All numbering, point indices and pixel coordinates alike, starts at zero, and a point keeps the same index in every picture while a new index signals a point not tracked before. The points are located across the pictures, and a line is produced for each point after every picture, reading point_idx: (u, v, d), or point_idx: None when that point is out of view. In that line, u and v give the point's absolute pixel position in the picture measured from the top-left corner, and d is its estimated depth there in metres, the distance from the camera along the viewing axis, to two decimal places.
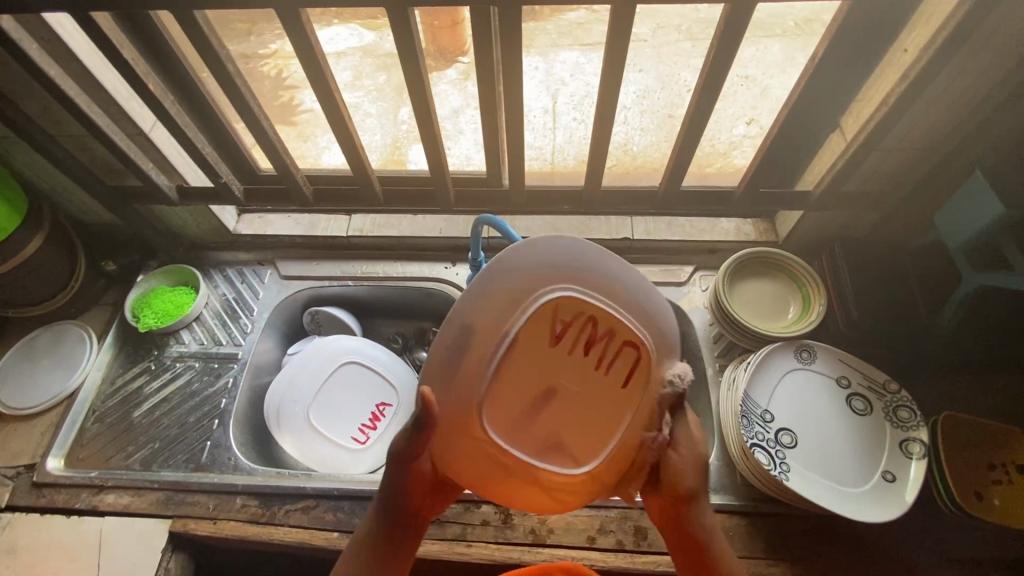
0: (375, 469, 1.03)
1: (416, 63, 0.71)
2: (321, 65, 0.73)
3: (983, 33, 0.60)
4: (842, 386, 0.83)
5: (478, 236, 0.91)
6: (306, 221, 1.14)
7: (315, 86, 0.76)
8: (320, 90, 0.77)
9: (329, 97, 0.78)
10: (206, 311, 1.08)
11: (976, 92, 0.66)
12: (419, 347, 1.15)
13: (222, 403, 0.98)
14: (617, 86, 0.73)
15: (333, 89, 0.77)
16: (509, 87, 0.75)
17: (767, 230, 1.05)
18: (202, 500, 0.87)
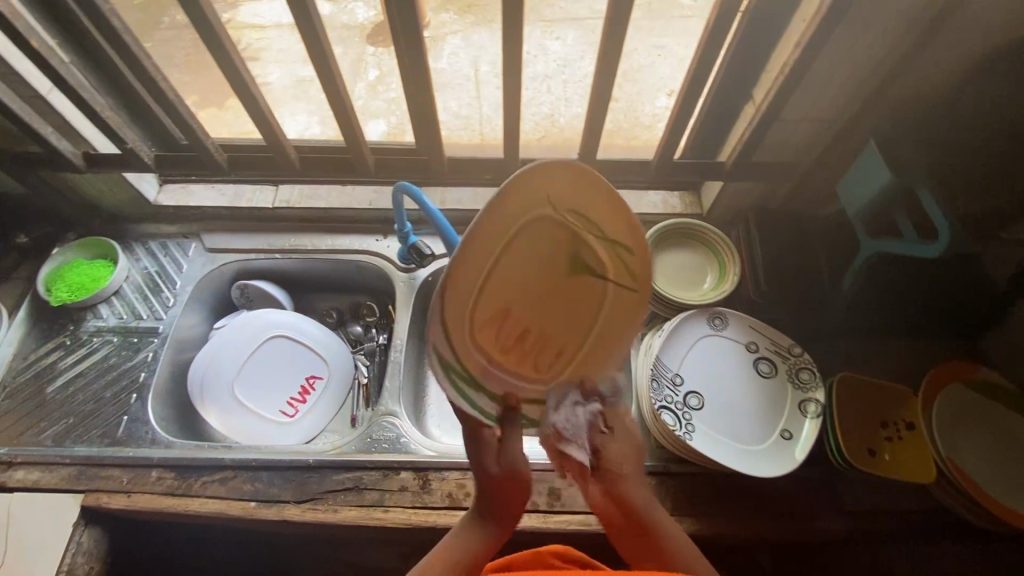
0: (305, 441, 1.03)
1: (315, 30, 0.69)
2: (215, 30, 0.70)
3: None
4: (752, 351, 0.86)
5: (399, 205, 0.90)
6: (231, 193, 1.11)
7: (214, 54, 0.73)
8: (220, 58, 0.73)
9: (231, 67, 0.75)
10: (127, 284, 1.05)
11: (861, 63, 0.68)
12: (353, 321, 1.16)
13: (141, 377, 0.96)
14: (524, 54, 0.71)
15: (238, 61, 0.75)
16: (410, 49, 0.73)
17: (692, 202, 1.07)
18: (117, 474, 0.85)
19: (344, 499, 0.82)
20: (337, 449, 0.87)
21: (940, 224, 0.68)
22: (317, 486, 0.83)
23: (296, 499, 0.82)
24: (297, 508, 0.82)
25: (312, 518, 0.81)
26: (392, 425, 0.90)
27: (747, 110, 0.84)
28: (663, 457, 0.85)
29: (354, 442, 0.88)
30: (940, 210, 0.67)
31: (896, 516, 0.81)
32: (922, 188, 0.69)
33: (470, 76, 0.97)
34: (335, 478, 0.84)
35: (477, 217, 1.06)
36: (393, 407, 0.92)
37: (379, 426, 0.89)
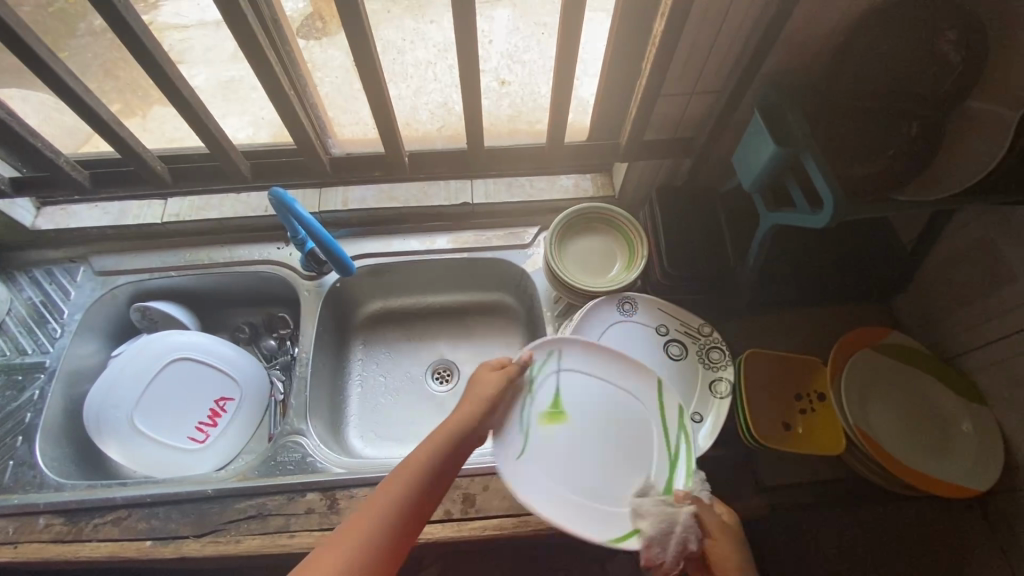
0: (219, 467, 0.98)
1: (130, 27, 0.65)
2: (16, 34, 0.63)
3: None
4: (662, 335, 0.85)
5: (284, 216, 0.86)
6: (117, 210, 1.03)
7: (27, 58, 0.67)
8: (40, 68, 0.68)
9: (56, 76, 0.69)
10: (9, 318, 0.98)
11: None
12: (267, 335, 1.10)
13: (27, 418, 0.89)
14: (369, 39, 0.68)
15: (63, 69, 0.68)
16: (248, 40, 0.67)
17: (604, 184, 1.04)
18: (1, 525, 0.80)
19: (246, 528, 0.78)
20: (240, 476, 0.83)
21: (823, 190, 0.65)
22: (218, 517, 0.79)
23: (195, 533, 0.78)
24: (197, 543, 0.77)
25: (213, 552, 0.76)
26: (298, 445, 0.86)
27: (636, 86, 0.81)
28: None
29: (258, 467, 0.84)
30: (824, 174, 0.65)
31: (814, 490, 0.80)
32: (806, 154, 0.67)
33: (348, 67, 0.87)
34: (237, 507, 0.79)
35: (383, 213, 1.04)
36: (299, 426, 0.88)
37: (285, 447, 0.85)
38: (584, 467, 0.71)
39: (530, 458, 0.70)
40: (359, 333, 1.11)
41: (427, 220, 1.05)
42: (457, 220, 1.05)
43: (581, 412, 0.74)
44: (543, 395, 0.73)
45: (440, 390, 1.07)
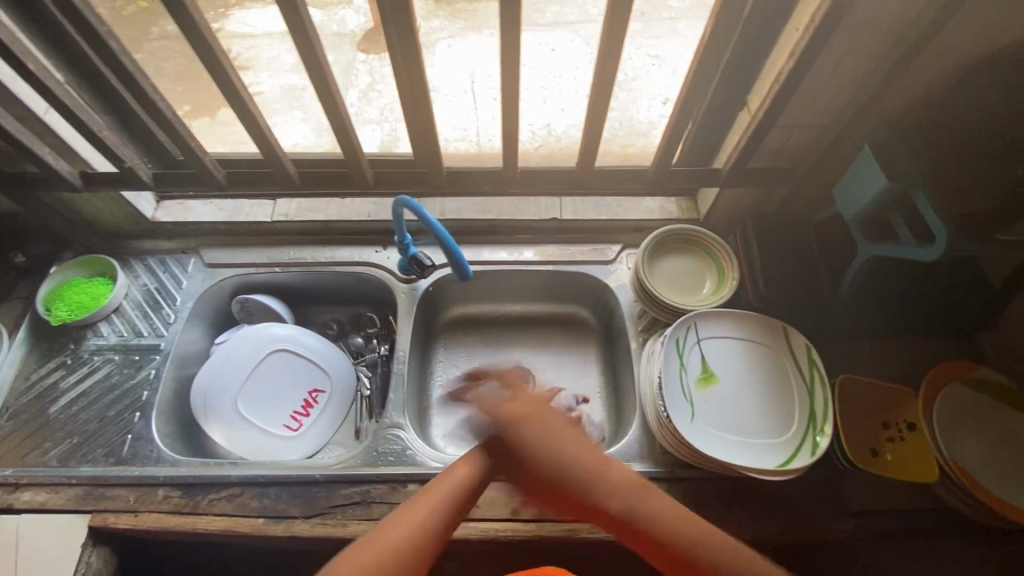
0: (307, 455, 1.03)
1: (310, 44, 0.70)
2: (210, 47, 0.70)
3: (854, 18, 0.63)
4: (753, 353, 0.88)
5: (398, 217, 0.92)
6: (230, 208, 1.10)
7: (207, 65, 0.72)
8: (216, 73, 0.73)
9: (229, 84, 0.75)
10: (126, 302, 1.04)
11: None
12: (354, 333, 1.16)
13: (145, 395, 0.95)
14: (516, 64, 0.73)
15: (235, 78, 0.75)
16: (401, 57, 0.74)
17: (689, 208, 1.08)
18: (123, 493, 0.85)
19: (351, 514, 0.83)
20: (343, 463, 0.88)
21: (939, 232, 0.68)
22: (324, 501, 0.84)
23: (304, 514, 0.83)
24: (306, 524, 0.82)
25: (321, 533, 0.81)
26: (397, 437, 0.90)
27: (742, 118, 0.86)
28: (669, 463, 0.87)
29: (360, 456, 0.89)
30: (939, 218, 0.67)
31: (900, 516, 0.82)
32: (921, 194, 0.70)
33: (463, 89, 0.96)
34: (342, 492, 0.84)
35: (476, 224, 1.09)
36: (398, 420, 0.93)
37: (385, 439, 0.90)
38: (738, 414, 0.84)
39: (698, 416, 0.82)
40: (441, 336, 1.16)
41: (516, 233, 1.10)
42: (544, 234, 1.10)
43: (727, 370, 0.87)
44: (693, 365, 0.86)
45: None
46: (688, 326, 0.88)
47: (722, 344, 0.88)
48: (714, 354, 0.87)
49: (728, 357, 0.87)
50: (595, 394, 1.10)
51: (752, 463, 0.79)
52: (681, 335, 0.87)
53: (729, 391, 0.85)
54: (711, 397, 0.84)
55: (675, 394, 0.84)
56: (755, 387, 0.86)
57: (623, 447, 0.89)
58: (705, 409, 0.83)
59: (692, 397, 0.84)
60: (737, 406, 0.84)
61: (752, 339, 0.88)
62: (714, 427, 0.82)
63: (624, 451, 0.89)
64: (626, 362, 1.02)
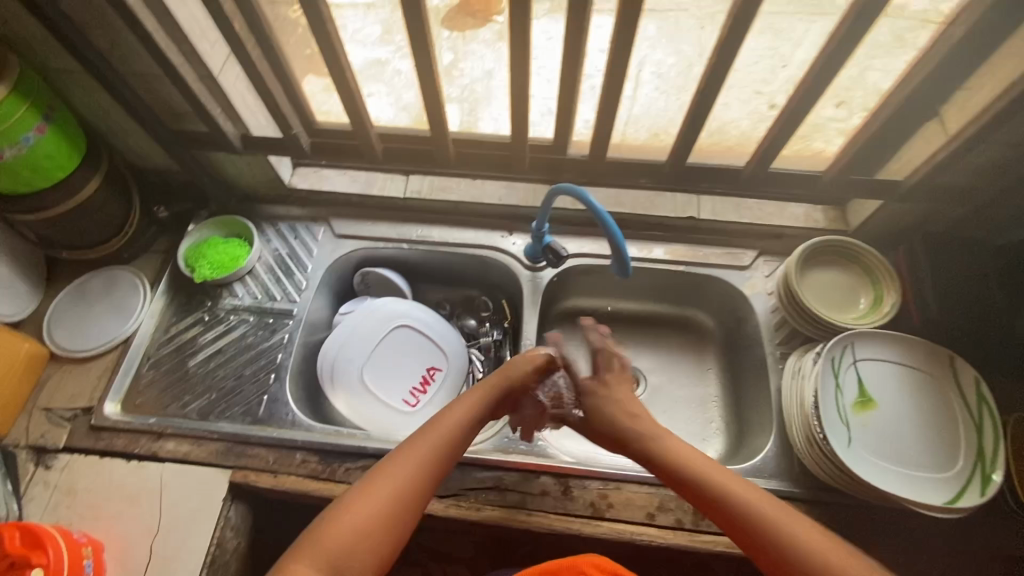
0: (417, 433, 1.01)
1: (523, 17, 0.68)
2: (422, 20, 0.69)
3: None
4: (914, 378, 0.83)
5: (548, 204, 0.91)
6: (363, 179, 1.11)
7: (411, 34, 0.72)
8: (416, 40, 0.72)
9: (425, 54, 0.74)
10: (259, 265, 1.06)
11: None
12: (467, 315, 1.15)
13: (279, 358, 0.97)
14: None
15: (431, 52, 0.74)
16: None
17: (837, 218, 1.02)
18: (262, 453, 0.87)
19: (485, 498, 0.82)
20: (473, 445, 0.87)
21: None
22: (458, 482, 0.83)
23: (438, 493, 0.83)
24: (440, 503, 0.82)
25: (456, 514, 0.81)
26: None
27: (932, 130, 0.80)
28: (811, 484, 0.83)
29: (490, 441, 0.87)
30: None
31: None
32: None
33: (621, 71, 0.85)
34: (476, 476, 0.84)
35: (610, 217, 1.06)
36: None
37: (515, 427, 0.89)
38: (894, 442, 0.80)
39: (854, 442, 0.79)
40: (554, 326, 1.15)
41: (647, 229, 1.06)
42: (677, 233, 1.06)
43: (885, 394, 0.82)
44: (850, 388, 0.82)
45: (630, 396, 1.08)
46: (845, 344, 0.84)
47: (880, 366, 0.83)
48: (871, 377, 0.83)
49: (885, 381, 0.83)
50: (711, 405, 1.06)
51: (911, 495, 0.76)
52: (838, 354, 0.83)
53: (886, 417, 0.81)
54: (866, 423, 0.81)
55: (830, 415, 0.80)
56: (912, 415, 0.81)
57: (761, 462, 0.86)
58: (858, 434, 0.80)
59: (847, 420, 0.81)
60: (892, 434, 0.80)
61: (913, 364, 0.83)
62: (869, 454, 0.79)
63: (762, 466, 0.86)
64: (757, 374, 0.98)
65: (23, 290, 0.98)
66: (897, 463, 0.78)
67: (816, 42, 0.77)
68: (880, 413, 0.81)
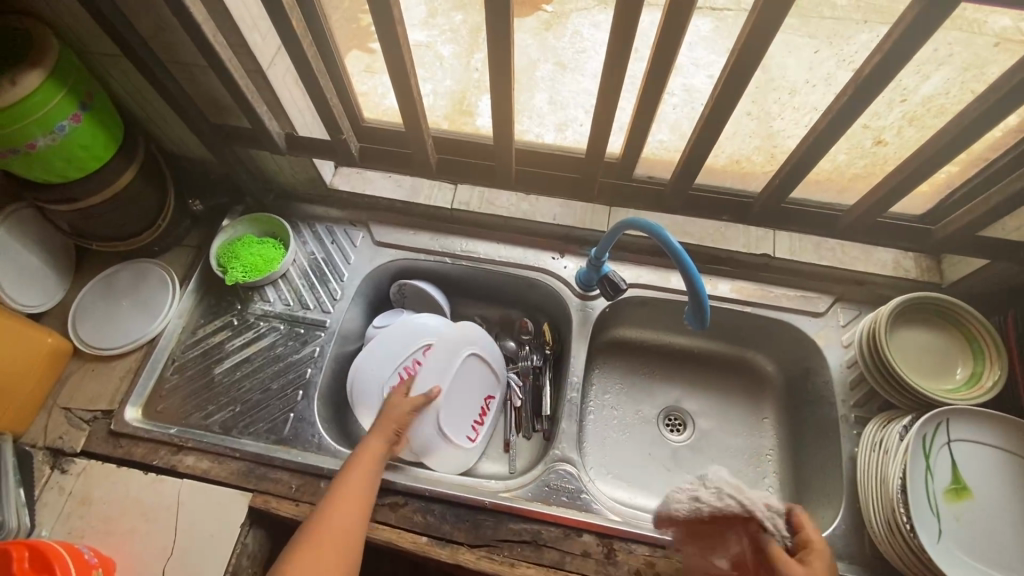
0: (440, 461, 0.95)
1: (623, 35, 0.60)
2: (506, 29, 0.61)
3: None
4: (1017, 467, 0.73)
5: (616, 234, 0.82)
6: (409, 185, 1.03)
7: (493, 47, 0.64)
8: (495, 53, 0.65)
9: (504, 69, 0.67)
10: (293, 268, 1.00)
11: None
12: (506, 337, 1.08)
13: (308, 373, 0.91)
14: None
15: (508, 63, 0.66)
16: None
17: (930, 269, 0.92)
18: (285, 477, 0.81)
19: (520, 553, 0.75)
20: (511, 491, 0.80)
21: None
22: (492, 532, 0.77)
23: (470, 542, 0.76)
24: (472, 554, 0.75)
25: (487, 568, 0.74)
26: (571, 475, 0.81)
27: None
28: (884, 573, 0.74)
29: (529, 488, 0.80)
30: None
31: None
32: None
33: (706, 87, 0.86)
34: (511, 527, 0.77)
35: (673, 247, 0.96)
36: (569, 454, 0.84)
37: (556, 474, 0.82)
38: (993, 541, 0.69)
39: (947, 536, 0.69)
40: (597, 355, 1.06)
41: (713, 263, 0.97)
42: (746, 269, 0.96)
43: (982, 483, 0.72)
44: (942, 471, 0.72)
45: (675, 439, 1.00)
46: (938, 421, 0.74)
47: (978, 450, 0.73)
48: (966, 462, 0.73)
49: (982, 468, 0.73)
50: (765, 460, 0.96)
51: None
52: (929, 432, 0.73)
53: (984, 510, 0.71)
54: (961, 515, 0.70)
55: (919, 503, 0.71)
56: (1015, 511, 0.71)
57: (828, 541, 0.77)
58: (952, 528, 0.70)
59: (938, 510, 0.71)
60: (992, 532, 0.70)
61: (1018, 450, 0.73)
62: (964, 552, 0.68)
63: (829, 545, 0.77)
64: (824, 435, 0.89)
65: (49, 278, 0.94)
66: (998, 567, 0.68)
67: (945, 78, 0.67)
68: (977, 505, 0.71)
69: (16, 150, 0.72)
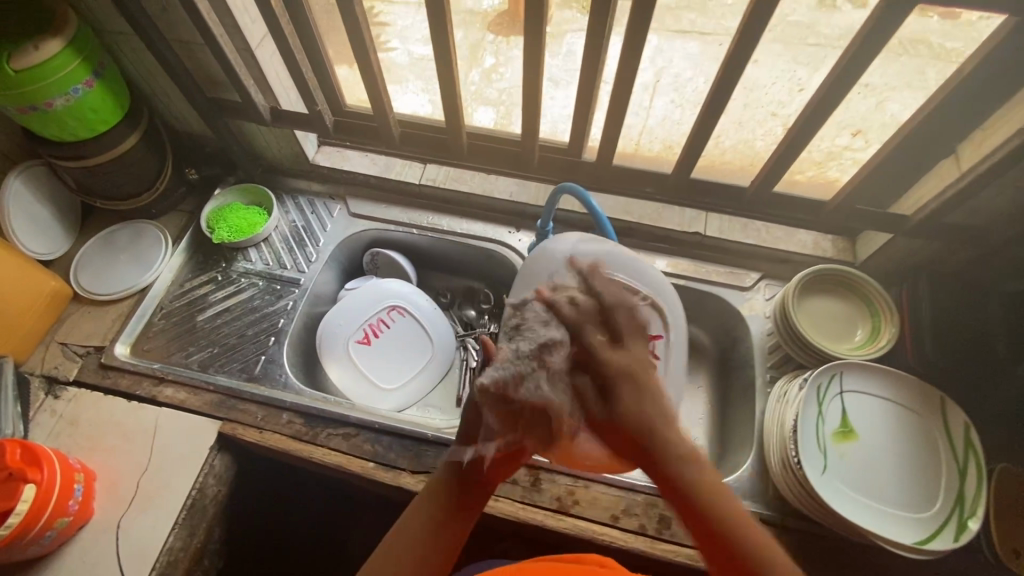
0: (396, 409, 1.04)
1: (540, 24, 0.72)
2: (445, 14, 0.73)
3: None
4: (899, 415, 0.81)
5: (552, 205, 0.92)
6: (382, 163, 1.15)
7: (434, 31, 0.76)
8: (437, 36, 0.77)
9: (445, 53, 0.79)
10: (275, 233, 1.11)
11: None
12: (468, 305, 1.17)
13: (280, 323, 1.02)
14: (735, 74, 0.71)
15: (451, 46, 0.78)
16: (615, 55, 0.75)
17: (845, 249, 1.01)
18: (251, 408, 0.91)
19: None
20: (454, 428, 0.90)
21: None
22: (432, 460, 0.86)
23: (412, 468, 0.85)
24: (412, 478, 0.84)
25: None
26: None
27: (945, 165, 0.79)
28: (782, 508, 0.83)
29: None
30: None
31: None
32: None
33: (648, 84, 0.91)
34: None
35: (615, 224, 1.05)
36: None
37: None
38: (871, 477, 0.79)
39: (829, 471, 0.79)
40: None
41: (653, 241, 1.06)
42: (681, 246, 1.05)
43: (868, 428, 0.81)
44: (832, 417, 0.82)
45: None
46: (832, 372, 0.83)
47: (866, 399, 0.82)
48: (855, 410, 0.82)
49: (869, 415, 0.82)
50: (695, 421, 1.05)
51: (882, 532, 0.75)
52: (823, 382, 0.82)
53: (866, 451, 0.80)
54: (845, 455, 0.80)
55: (807, 442, 0.80)
56: (894, 452, 0.80)
57: (735, 481, 0.85)
58: (835, 465, 0.79)
59: (824, 449, 0.80)
60: (870, 469, 0.79)
61: (901, 401, 0.82)
62: (843, 485, 0.78)
63: (736, 484, 0.85)
64: (744, 395, 0.97)
65: (56, 231, 1.05)
66: (872, 499, 0.77)
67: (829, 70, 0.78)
68: (860, 447, 0.80)
69: (35, 107, 0.84)
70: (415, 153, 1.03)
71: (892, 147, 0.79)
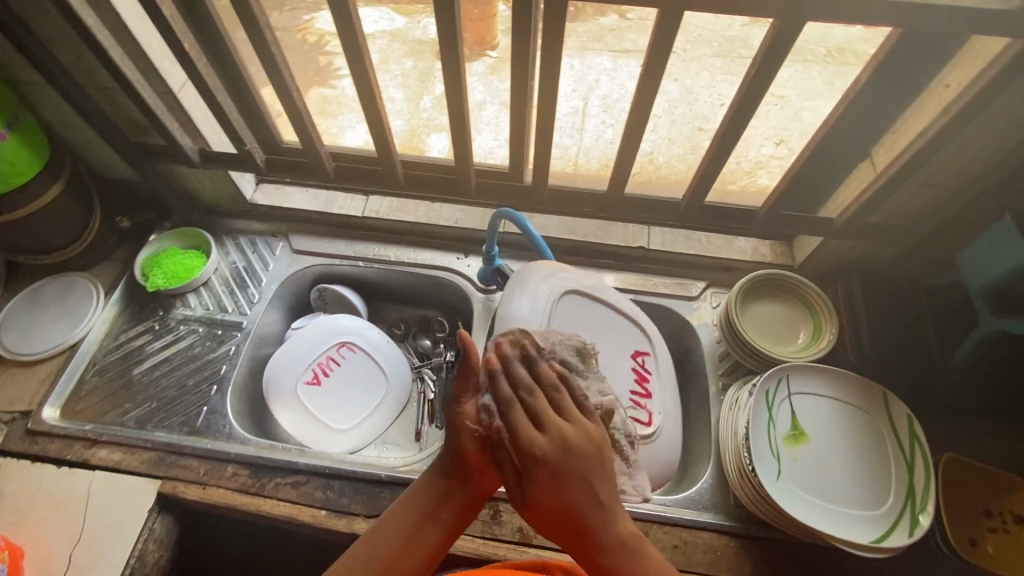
0: (349, 451, 1.00)
1: (456, 51, 0.73)
2: (359, 44, 0.74)
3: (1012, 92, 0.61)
4: (847, 415, 0.83)
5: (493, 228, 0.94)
6: (324, 198, 1.13)
7: (352, 63, 0.77)
8: (355, 66, 0.77)
9: (366, 82, 0.80)
10: (215, 276, 1.07)
11: (993, 140, 0.67)
12: (423, 335, 1.14)
13: (223, 369, 0.98)
14: (652, 95, 0.74)
15: (369, 74, 0.79)
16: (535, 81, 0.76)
17: (783, 253, 1.04)
18: (193, 464, 0.86)
19: None
20: (408, 466, 0.87)
21: None
22: (387, 502, 0.83)
23: (367, 512, 0.82)
24: (366, 522, 0.81)
25: None
26: None
27: (863, 169, 0.82)
28: (744, 518, 0.82)
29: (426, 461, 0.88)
30: None
31: None
32: None
33: (577, 108, 0.97)
34: None
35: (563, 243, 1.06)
36: None
37: None
38: (822, 478, 0.79)
39: (783, 476, 0.79)
40: None
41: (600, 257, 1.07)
42: (627, 261, 1.06)
43: (817, 428, 0.82)
44: (782, 420, 0.82)
45: None
46: (780, 375, 0.83)
47: (814, 400, 0.83)
48: (804, 411, 0.83)
49: (818, 416, 0.83)
50: None
51: (838, 533, 0.75)
52: (772, 385, 0.82)
53: (817, 453, 0.81)
54: (797, 458, 0.81)
55: (760, 448, 0.80)
56: (843, 450, 0.81)
57: (696, 493, 0.85)
58: (788, 468, 0.80)
59: (777, 453, 0.81)
60: (822, 471, 0.80)
61: (848, 400, 0.83)
62: (797, 489, 0.78)
63: (698, 497, 0.85)
64: (700, 404, 0.97)
65: None
66: (826, 500, 0.78)
67: None
68: (811, 449, 0.81)
69: None
70: (354, 187, 1.02)
71: (813, 155, 0.82)
